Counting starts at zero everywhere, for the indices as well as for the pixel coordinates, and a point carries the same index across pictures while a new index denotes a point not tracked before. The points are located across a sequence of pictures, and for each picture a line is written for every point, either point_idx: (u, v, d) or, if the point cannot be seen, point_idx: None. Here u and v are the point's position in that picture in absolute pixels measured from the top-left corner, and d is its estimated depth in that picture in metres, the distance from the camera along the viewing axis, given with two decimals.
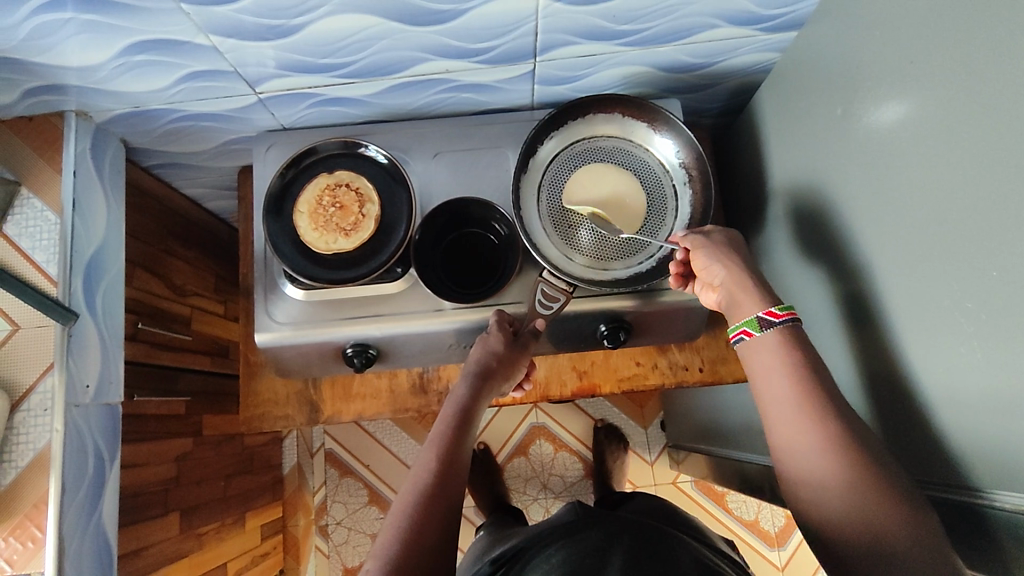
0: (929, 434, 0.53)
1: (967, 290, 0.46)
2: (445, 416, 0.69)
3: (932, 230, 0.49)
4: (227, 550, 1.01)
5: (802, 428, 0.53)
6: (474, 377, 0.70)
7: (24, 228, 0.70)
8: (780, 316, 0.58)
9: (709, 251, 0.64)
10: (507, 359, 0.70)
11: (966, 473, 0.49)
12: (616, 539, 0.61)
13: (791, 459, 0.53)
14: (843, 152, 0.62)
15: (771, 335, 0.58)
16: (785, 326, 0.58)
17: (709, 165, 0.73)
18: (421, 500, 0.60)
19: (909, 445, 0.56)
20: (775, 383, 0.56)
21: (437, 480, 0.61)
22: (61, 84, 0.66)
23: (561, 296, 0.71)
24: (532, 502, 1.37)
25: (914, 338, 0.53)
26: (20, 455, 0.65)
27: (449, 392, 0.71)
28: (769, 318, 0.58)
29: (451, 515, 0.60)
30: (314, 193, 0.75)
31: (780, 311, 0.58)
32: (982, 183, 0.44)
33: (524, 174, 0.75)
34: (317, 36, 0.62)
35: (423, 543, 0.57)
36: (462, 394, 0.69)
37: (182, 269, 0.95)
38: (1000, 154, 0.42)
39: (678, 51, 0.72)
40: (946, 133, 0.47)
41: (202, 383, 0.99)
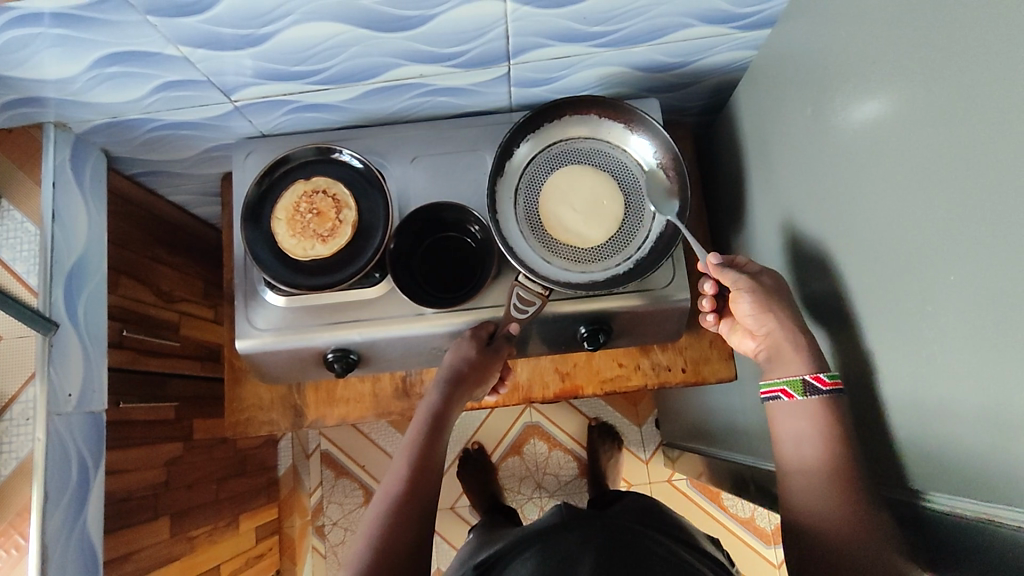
0: (896, 437, 0.53)
1: (931, 292, 0.46)
2: (420, 419, 0.70)
3: (897, 232, 0.49)
4: (221, 552, 1.02)
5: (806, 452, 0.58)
6: (447, 381, 0.71)
7: (5, 240, 0.71)
8: (826, 384, 0.58)
9: (752, 302, 0.63)
10: (481, 364, 0.72)
11: (927, 475, 0.49)
12: (591, 541, 0.61)
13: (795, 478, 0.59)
14: (817, 152, 0.61)
15: (815, 400, 0.58)
16: (830, 395, 0.58)
17: (686, 166, 0.72)
18: (394, 505, 0.61)
19: (878, 447, 0.56)
20: (794, 413, 0.60)
21: (411, 482, 0.63)
22: (38, 96, 0.67)
23: (537, 301, 0.71)
24: (527, 501, 1.38)
25: (883, 339, 0.53)
26: (4, 464, 0.66)
27: (424, 396, 0.73)
28: (815, 383, 0.58)
29: (424, 517, 0.61)
30: (291, 199, 0.75)
31: (827, 378, 0.58)
32: (942, 187, 0.44)
33: (500, 177, 0.75)
34: (287, 45, 0.63)
35: (397, 548, 0.58)
36: (436, 398, 0.71)
37: (170, 275, 0.95)
38: (961, 155, 0.42)
39: (653, 50, 0.72)
40: (912, 135, 0.47)
41: (192, 387, 1.00)
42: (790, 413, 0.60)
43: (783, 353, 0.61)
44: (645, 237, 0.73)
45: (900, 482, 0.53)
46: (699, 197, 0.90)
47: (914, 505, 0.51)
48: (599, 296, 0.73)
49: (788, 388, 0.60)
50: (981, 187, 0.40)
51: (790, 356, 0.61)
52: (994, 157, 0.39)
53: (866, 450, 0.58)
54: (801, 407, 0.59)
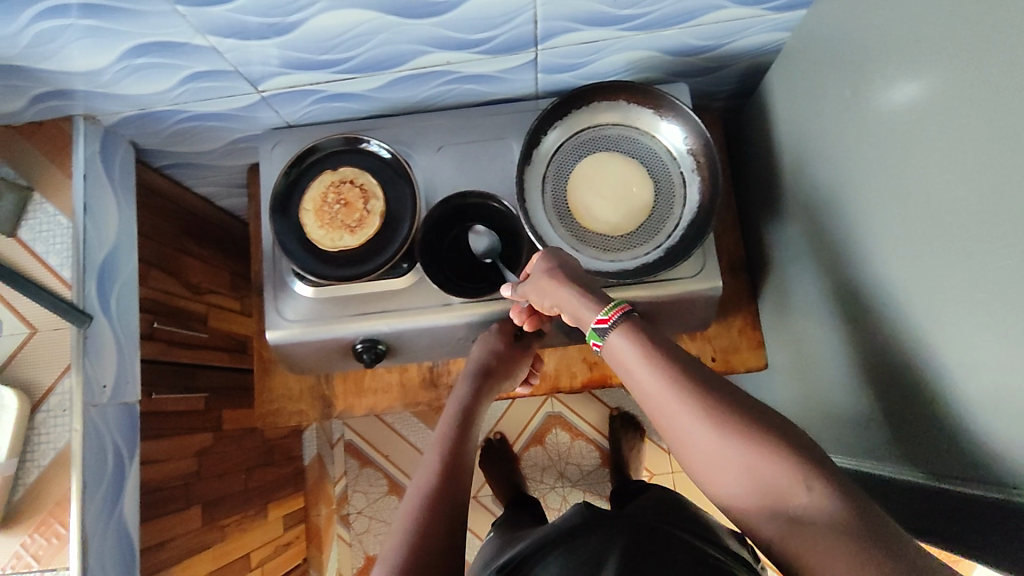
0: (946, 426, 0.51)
1: (984, 276, 0.45)
2: (448, 415, 0.70)
3: (940, 217, 0.49)
4: (251, 541, 1.03)
5: (652, 379, 0.50)
6: (477, 377, 0.73)
7: (38, 233, 0.71)
8: (609, 318, 0.54)
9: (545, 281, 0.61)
10: (511, 359, 0.75)
11: (988, 465, 0.48)
12: (615, 539, 0.61)
13: (660, 416, 0.50)
14: (853, 136, 0.60)
15: (614, 336, 0.54)
16: (620, 325, 0.54)
17: (717, 151, 0.70)
18: (430, 497, 0.60)
19: (930, 435, 0.55)
20: (656, 396, 0.50)
21: (443, 477, 0.62)
22: (67, 89, 0.67)
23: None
24: (550, 490, 1.38)
25: (934, 327, 0.52)
26: (42, 454, 0.67)
27: (451, 395, 0.74)
28: (602, 327, 0.55)
29: (459, 512, 0.60)
30: (319, 190, 0.75)
31: (607, 314, 0.55)
32: (989, 170, 0.43)
33: (528, 165, 0.74)
34: (314, 34, 0.62)
35: (433, 540, 0.56)
36: (465, 394, 0.72)
37: (198, 267, 0.96)
38: (1009, 138, 0.41)
39: (683, 34, 0.70)
40: (955, 117, 0.46)
41: (220, 378, 1.00)
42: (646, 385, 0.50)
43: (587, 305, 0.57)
44: (675, 225, 0.72)
45: (957, 471, 0.52)
46: (727, 183, 0.88)
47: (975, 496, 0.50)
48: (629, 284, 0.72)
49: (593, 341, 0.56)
50: None
51: (589, 303, 0.57)
52: None
53: (916, 437, 0.57)
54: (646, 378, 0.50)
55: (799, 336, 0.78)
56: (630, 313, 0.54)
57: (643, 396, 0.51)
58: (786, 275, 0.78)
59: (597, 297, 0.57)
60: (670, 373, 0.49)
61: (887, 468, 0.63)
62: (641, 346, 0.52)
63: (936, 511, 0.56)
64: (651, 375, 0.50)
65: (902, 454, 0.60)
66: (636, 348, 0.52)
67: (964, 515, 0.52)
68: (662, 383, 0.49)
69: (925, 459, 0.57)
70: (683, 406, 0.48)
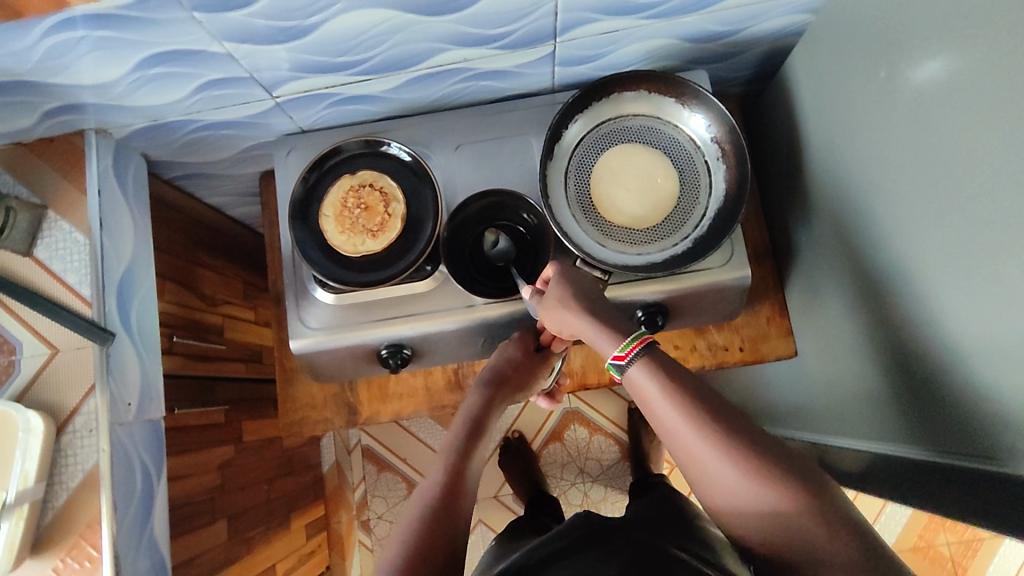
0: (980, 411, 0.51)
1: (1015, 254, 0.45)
2: (459, 421, 0.70)
3: (974, 197, 0.48)
4: (275, 552, 1.02)
5: (674, 417, 0.51)
6: (491, 384, 0.74)
7: (54, 251, 0.70)
8: (625, 357, 0.55)
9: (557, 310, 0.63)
10: (525, 365, 0.76)
11: (1014, 445, 0.47)
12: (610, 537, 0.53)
13: (681, 452, 0.51)
14: (881, 118, 0.59)
15: (631, 371, 0.55)
16: (633, 363, 0.55)
17: (742, 136, 0.69)
18: (433, 500, 0.60)
19: (953, 420, 0.54)
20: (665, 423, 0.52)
21: (449, 481, 0.62)
22: (78, 103, 0.66)
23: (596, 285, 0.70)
24: (570, 487, 1.37)
25: (969, 309, 0.51)
26: (70, 476, 0.66)
27: (463, 400, 0.74)
28: (619, 362, 0.55)
29: (461, 512, 0.60)
30: (338, 195, 0.73)
31: (624, 352, 0.55)
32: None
33: (550, 160, 0.73)
34: (331, 36, 0.61)
35: (436, 538, 0.56)
36: (477, 400, 0.72)
37: (212, 278, 0.95)
38: None
39: (703, 20, 0.69)
40: (989, 95, 0.45)
41: (239, 390, 0.99)
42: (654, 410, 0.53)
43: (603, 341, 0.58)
44: (701, 216, 0.71)
45: (982, 452, 0.51)
46: None
47: (1000, 476, 0.49)
48: (657, 278, 0.71)
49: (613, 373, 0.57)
50: None
51: (606, 339, 0.58)
52: None
53: (938, 421, 0.56)
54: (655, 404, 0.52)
55: (823, 322, 0.77)
56: (648, 345, 0.55)
57: (664, 431, 0.52)
58: (812, 261, 0.77)
59: (616, 329, 0.58)
60: (691, 412, 0.50)
61: (905, 447, 0.62)
62: (662, 381, 0.52)
63: (953, 488, 0.55)
64: (672, 412, 0.51)
65: (922, 433, 0.59)
66: (656, 384, 0.53)
67: (984, 495, 0.51)
68: (683, 421, 0.50)
69: (948, 438, 0.55)
70: (705, 444, 0.49)
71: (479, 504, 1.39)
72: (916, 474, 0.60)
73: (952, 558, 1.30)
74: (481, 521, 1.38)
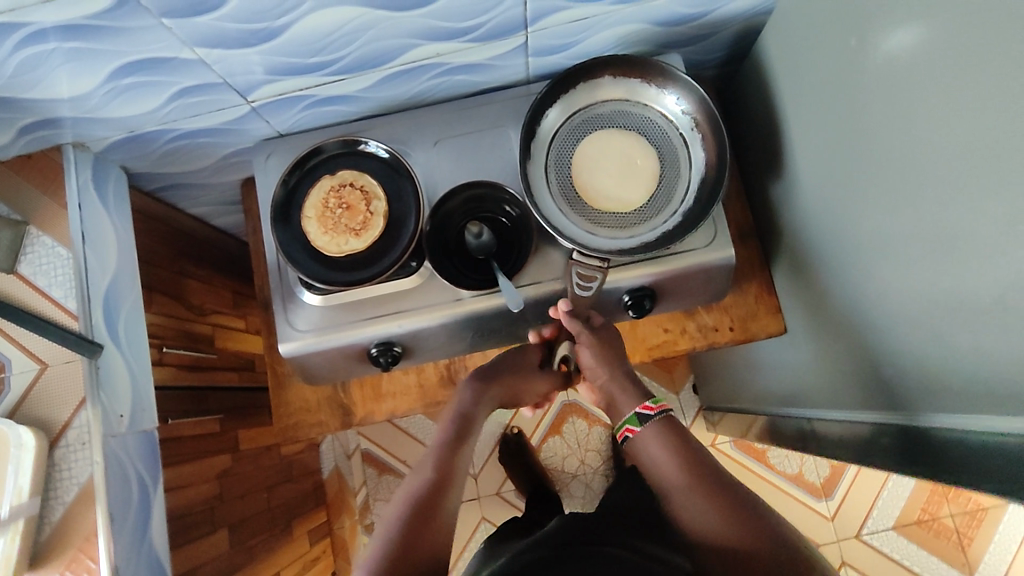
0: (969, 372, 0.51)
1: (990, 215, 0.45)
2: (448, 422, 0.72)
3: (946, 163, 0.49)
4: (280, 559, 1.02)
5: (676, 476, 0.61)
6: (483, 382, 0.76)
7: (38, 267, 0.70)
8: (654, 409, 0.67)
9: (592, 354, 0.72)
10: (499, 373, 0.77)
11: (1005, 401, 0.48)
12: None
13: (670, 493, 0.61)
14: (854, 88, 0.59)
15: (651, 423, 0.66)
16: (661, 417, 0.67)
17: (714, 105, 0.70)
18: (415, 505, 0.63)
19: (944, 384, 0.55)
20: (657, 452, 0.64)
21: (435, 486, 0.65)
22: (54, 117, 0.66)
23: (598, 274, 0.69)
24: (572, 479, 1.37)
25: (949, 273, 0.51)
26: (65, 490, 0.66)
27: (454, 397, 0.76)
28: (645, 412, 0.67)
29: (444, 518, 0.63)
30: (319, 196, 0.74)
31: (653, 405, 0.68)
32: (994, 109, 0.43)
33: (529, 156, 0.73)
34: (301, 36, 0.61)
35: (414, 540, 0.59)
36: (468, 400, 0.74)
37: (199, 288, 0.94)
38: (1012, 75, 0.41)
39: (672, 2, 0.69)
40: (957, 60, 0.46)
41: (232, 399, 0.99)
42: (645, 440, 0.66)
43: (618, 398, 0.71)
44: (686, 190, 0.72)
45: (976, 411, 0.51)
46: None
47: (992, 439, 0.50)
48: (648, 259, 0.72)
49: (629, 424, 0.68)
50: None
51: (623, 398, 0.70)
52: None
53: (930, 386, 0.57)
54: (647, 435, 0.66)
55: (808, 298, 0.77)
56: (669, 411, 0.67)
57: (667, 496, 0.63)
58: (795, 237, 0.78)
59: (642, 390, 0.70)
60: (686, 460, 0.62)
61: (900, 415, 0.62)
62: (674, 448, 0.64)
63: (949, 452, 0.55)
64: (675, 470, 0.62)
65: (913, 401, 0.60)
66: (665, 447, 0.64)
67: (981, 456, 0.51)
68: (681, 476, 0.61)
69: (943, 401, 0.55)
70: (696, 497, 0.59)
71: (482, 501, 1.39)
72: (911, 441, 0.60)
73: (957, 529, 1.30)
74: (484, 518, 1.38)
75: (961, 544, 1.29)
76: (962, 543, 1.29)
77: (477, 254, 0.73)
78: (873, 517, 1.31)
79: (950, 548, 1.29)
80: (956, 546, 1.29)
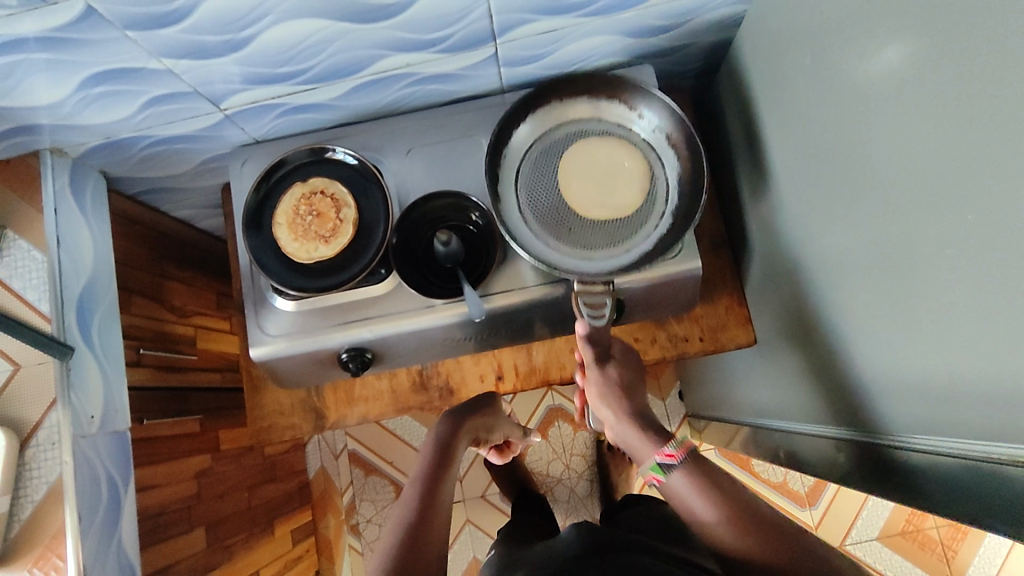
0: (926, 390, 0.51)
1: (935, 235, 0.45)
2: (426, 449, 0.76)
3: (893, 181, 0.49)
4: (259, 558, 1.04)
5: (713, 513, 0.58)
6: (451, 416, 0.81)
7: (14, 270, 0.71)
8: (676, 456, 0.63)
9: (609, 390, 0.75)
10: (471, 409, 0.83)
11: (966, 423, 0.47)
12: None
13: (714, 538, 0.57)
14: (810, 102, 0.59)
15: (676, 472, 0.62)
16: (684, 462, 0.62)
17: (674, 104, 0.69)
18: (412, 516, 0.64)
19: (904, 401, 0.54)
20: (687, 499, 0.60)
21: (424, 500, 0.67)
22: (31, 124, 0.67)
23: (604, 297, 0.69)
24: (556, 483, 1.38)
25: (901, 292, 0.51)
26: (34, 489, 0.67)
27: (428, 433, 0.80)
28: (669, 460, 0.63)
29: (437, 528, 0.64)
30: (290, 203, 0.75)
31: (675, 450, 0.63)
32: (935, 132, 0.43)
33: (500, 194, 0.72)
34: (268, 47, 0.62)
35: (415, 545, 0.61)
36: (440, 432, 0.79)
37: (180, 290, 0.96)
38: (953, 98, 0.41)
39: (640, 16, 0.69)
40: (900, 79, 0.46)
41: (213, 399, 1.00)
42: (675, 485, 0.62)
43: (636, 444, 0.70)
44: (666, 189, 0.71)
45: (941, 434, 0.50)
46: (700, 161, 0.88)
47: (955, 460, 0.49)
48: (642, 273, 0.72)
49: (655, 472, 0.64)
50: (974, 128, 0.40)
51: (644, 447, 0.67)
52: (1011, 87, 0.36)
53: (892, 404, 0.56)
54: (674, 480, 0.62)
55: (779, 309, 0.78)
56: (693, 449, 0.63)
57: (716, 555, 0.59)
58: (765, 249, 0.78)
59: (658, 434, 0.68)
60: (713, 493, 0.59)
61: (864, 433, 0.62)
62: (699, 483, 0.60)
63: (921, 475, 0.54)
64: (715, 512, 0.57)
65: (875, 416, 0.60)
66: (692, 488, 0.60)
67: (953, 479, 0.50)
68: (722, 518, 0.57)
69: (904, 419, 0.55)
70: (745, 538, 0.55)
71: (467, 504, 1.40)
72: (876, 457, 0.60)
73: (942, 541, 1.29)
74: (469, 520, 1.39)
75: (945, 556, 1.28)
76: (946, 555, 1.29)
77: (445, 262, 0.73)
78: (856, 528, 1.30)
79: (935, 560, 1.28)
80: (940, 558, 1.28)
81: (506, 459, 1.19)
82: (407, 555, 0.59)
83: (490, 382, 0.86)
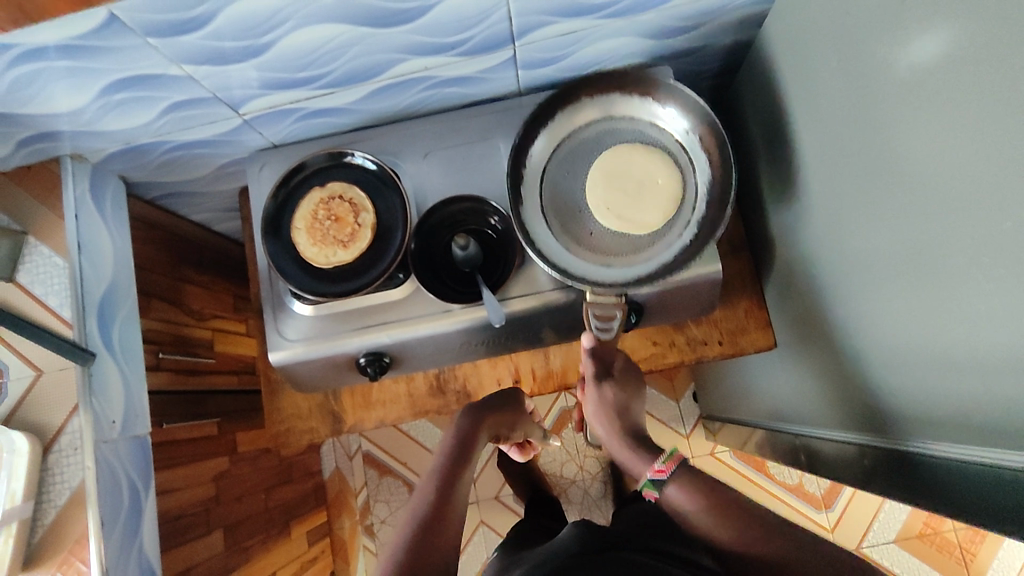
0: (955, 399, 0.50)
1: (967, 245, 0.44)
2: (445, 447, 0.75)
3: (923, 188, 0.48)
4: (276, 560, 1.04)
5: (703, 514, 0.60)
6: (473, 411, 0.80)
7: (36, 276, 0.73)
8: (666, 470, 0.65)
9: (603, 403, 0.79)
10: (496, 405, 0.81)
11: (993, 432, 0.46)
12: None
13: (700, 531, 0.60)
14: (833, 106, 0.59)
15: (669, 487, 0.63)
16: (676, 473, 0.64)
17: (703, 102, 0.67)
18: (420, 517, 0.63)
19: (930, 409, 0.53)
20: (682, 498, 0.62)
21: (434, 501, 0.65)
22: (52, 130, 0.68)
23: (616, 309, 0.68)
24: (571, 485, 1.38)
25: (931, 302, 0.50)
26: (57, 494, 0.68)
27: (449, 427, 0.79)
28: (660, 475, 0.65)
29: (449, 529, 0.63)
30: (309, 207, 0.75)
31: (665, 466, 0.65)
32: (969, 139, 0.42)
33: (521, 202, 0.70)
34: (288, 52, 0.61)
35: (420, 545, 0.60)
36: (462, 427, 0.77)
37: (198, 293, 0.96)
38: (986, 104, 0.40)
39: (661, 16, 0.69)
40: (932, 83, 0.45)
41: (230, 402, 1.00)
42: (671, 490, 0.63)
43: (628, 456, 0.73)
44: (694, 194, 0.68)
45: (974, 444, 0.49)
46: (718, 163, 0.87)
47: (979, 468, 0.48)
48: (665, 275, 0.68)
49: (648, 488, 0.66)
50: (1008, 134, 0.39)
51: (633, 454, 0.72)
52: None
53: (917, 412, 0.55)
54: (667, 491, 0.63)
55: (799, 312, 0.77)
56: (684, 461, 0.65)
57: (716, 553, 0.58)
58: (786, 252, 0.77)
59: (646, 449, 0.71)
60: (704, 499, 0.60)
61: (890, 439, 0.60)
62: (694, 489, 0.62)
63: (949, 483, 0.52)
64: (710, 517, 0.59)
65: (901, 424, 0.58)
66: (689, 495, 0.62)
67: (974, 488, 0.49)
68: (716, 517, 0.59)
69: (930, 425, 0.54)
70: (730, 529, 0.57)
71: (481, 505, 1.40)
72: (899, 464, 0.59)
73: (960, 545, 1.28)
74: (483, 522, 1.39)
75: (964, 560, 1.27)
76: (965, 558, 1.27)
77: (463, 266, 0.73)
78: (874, 531, 1.29)
79: (953, 564, 1.27)
80: (959, 563, 1.27)
81: (529, 457, 1.19)
82: (414, 558, 0.58)
83: (507, 386, 0.86)
